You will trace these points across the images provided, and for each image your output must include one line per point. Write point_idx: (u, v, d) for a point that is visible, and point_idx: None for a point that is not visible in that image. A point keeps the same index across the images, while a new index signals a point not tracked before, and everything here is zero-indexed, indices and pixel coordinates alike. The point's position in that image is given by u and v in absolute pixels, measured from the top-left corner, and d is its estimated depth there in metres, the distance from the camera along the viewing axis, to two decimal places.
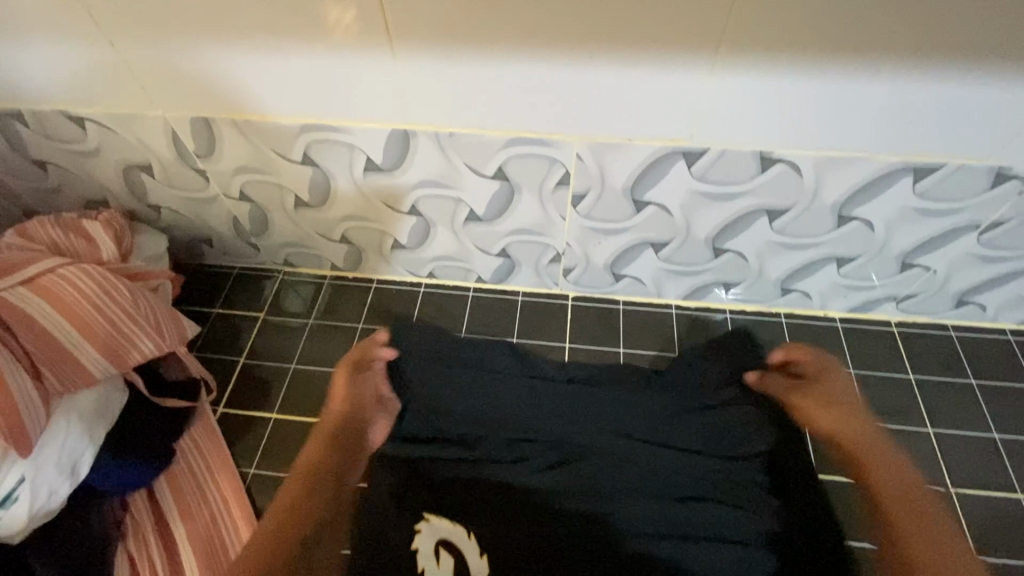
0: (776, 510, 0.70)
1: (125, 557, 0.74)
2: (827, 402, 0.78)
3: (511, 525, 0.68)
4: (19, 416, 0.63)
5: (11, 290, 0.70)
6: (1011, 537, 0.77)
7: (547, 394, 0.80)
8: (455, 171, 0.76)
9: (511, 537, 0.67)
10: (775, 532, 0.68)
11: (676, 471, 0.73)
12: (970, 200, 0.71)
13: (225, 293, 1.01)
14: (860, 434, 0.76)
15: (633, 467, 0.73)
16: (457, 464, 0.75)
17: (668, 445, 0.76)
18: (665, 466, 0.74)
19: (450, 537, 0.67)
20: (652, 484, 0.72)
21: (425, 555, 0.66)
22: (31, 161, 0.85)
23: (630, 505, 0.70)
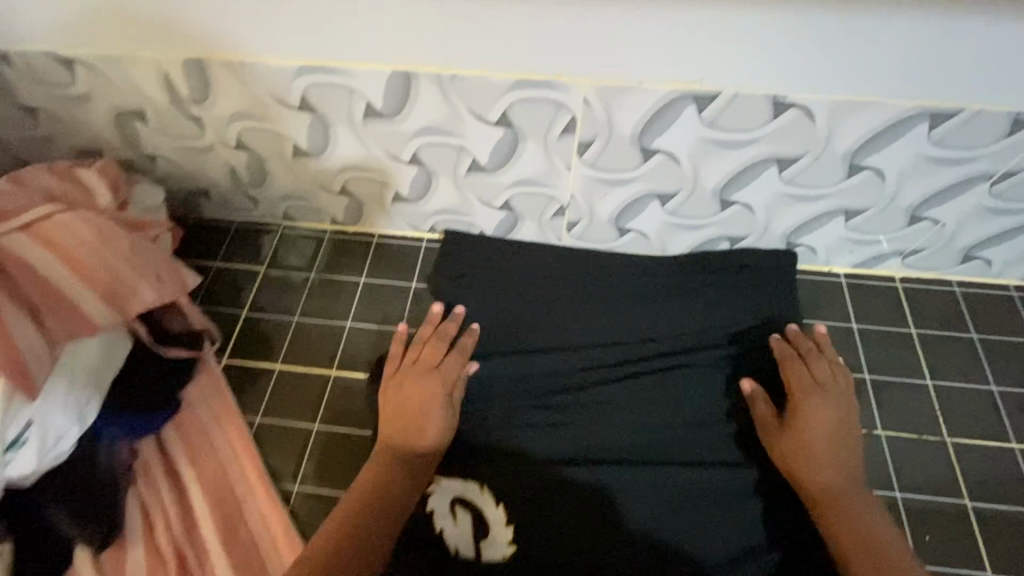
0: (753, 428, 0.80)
1: (137, 501, 0.75)
2: (818, 390, 0.76)
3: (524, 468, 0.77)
4: (22, 361, 0.63)
5: (9, 236, 0.69)
6: (1002, 484, 0.78)
7: (561, 359, 0.85)
8: (458, 117, 0.74)
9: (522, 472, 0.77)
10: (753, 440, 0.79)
11: (661, 417, 0.81)
12: (985, 149, 0.70)
13: (225, 247, 1.00)
14: (844, 427, 0.73)
15: (621, 416, 0.81)
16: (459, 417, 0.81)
17: (656, 395, 0.82)
18: (644, 401, 0.82)
19: (465, 496, 0.75)
20: (636, 416, 0.81)
21: (442, 515, 0.74)
22: (18, 106, 0.83)
23: (615, 444, 0.80)
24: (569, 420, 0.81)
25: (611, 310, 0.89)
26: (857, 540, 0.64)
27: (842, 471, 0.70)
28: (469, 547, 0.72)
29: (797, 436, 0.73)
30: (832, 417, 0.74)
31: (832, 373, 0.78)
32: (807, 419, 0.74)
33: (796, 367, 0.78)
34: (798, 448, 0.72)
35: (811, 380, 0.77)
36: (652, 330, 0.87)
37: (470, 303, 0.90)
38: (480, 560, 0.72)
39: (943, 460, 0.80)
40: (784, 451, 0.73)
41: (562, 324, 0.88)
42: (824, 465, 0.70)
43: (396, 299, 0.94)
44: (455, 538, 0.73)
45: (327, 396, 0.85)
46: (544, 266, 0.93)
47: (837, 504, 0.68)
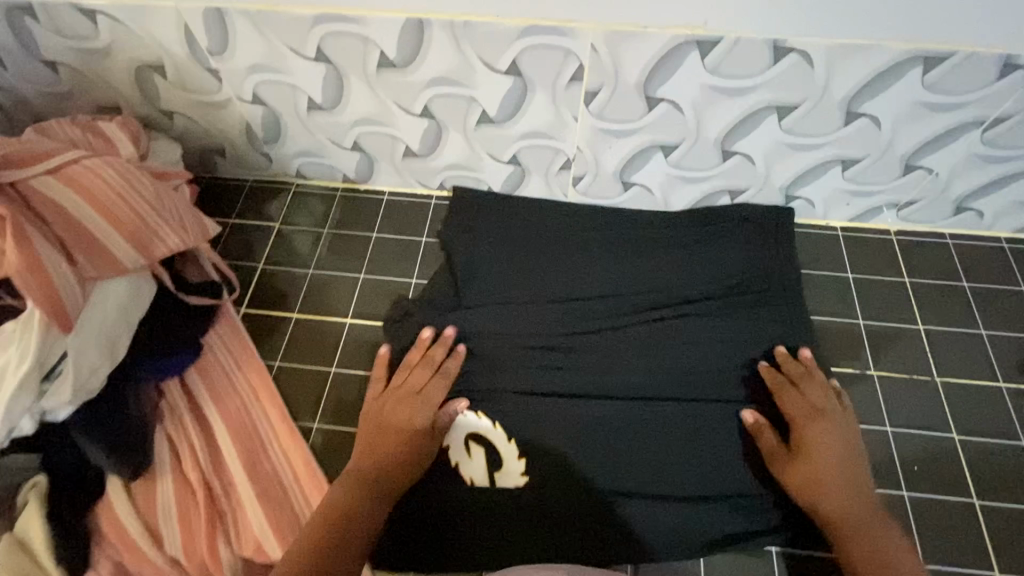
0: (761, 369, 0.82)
1: (164, 437, 0.79)
2: (823, 412, 0.74)
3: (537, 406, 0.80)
4: (59, 298, 0.67)
5: (37, 178, 0.71)
6: (990, 419, 0.82)
7: (568, 307, 0.87)
8: (469, 65, 0.76)
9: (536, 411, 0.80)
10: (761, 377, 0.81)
11: (671, 360, 0.83)
12: (976, 94, 0.73)
13: (239, 205, 1.02)
14: (850, 446, 0.72)
15: (630, 359, 0.83)
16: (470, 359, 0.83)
17: (662, 340, 0.84)
18: (652, 342, 0.84)
19: (479, 431, 0.79)
20: (645, 357, 0.83)
21: (457, 451, 0.78)
22: (41, 61, 0.85)
23: (625, 382, 0.82)
24: (580, 360, 0.83)
25: (618, 261, 0.91)
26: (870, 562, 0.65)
27: (856, 492, 0.69)
28: (485, 477, 0.76)
29: (801, 463, 0.72)
30: (839, 439, 0.72)
31: (823, 393, 0.76)
32: (808, 437, 0.73)
33: (784, 396, 0.76)
34: (807, 476, 0.71)
35: (813, 404, 0.75)
36: (657, 280, 0.89)
37: (478, 255, 0.92)
38: (496, 489, 0.76)
39: (933, 398, 0.84)
40: (795, 479, 0.71)
41: (569, 274, 0.90)
42: (832, 491, 0.69)
43: (407, 253, 0.97)
44: (471, 470, 0.77)
45: (343, 341, 0.89)
46: (552, 220, 0.95)
47: (849, 532, 0.67)
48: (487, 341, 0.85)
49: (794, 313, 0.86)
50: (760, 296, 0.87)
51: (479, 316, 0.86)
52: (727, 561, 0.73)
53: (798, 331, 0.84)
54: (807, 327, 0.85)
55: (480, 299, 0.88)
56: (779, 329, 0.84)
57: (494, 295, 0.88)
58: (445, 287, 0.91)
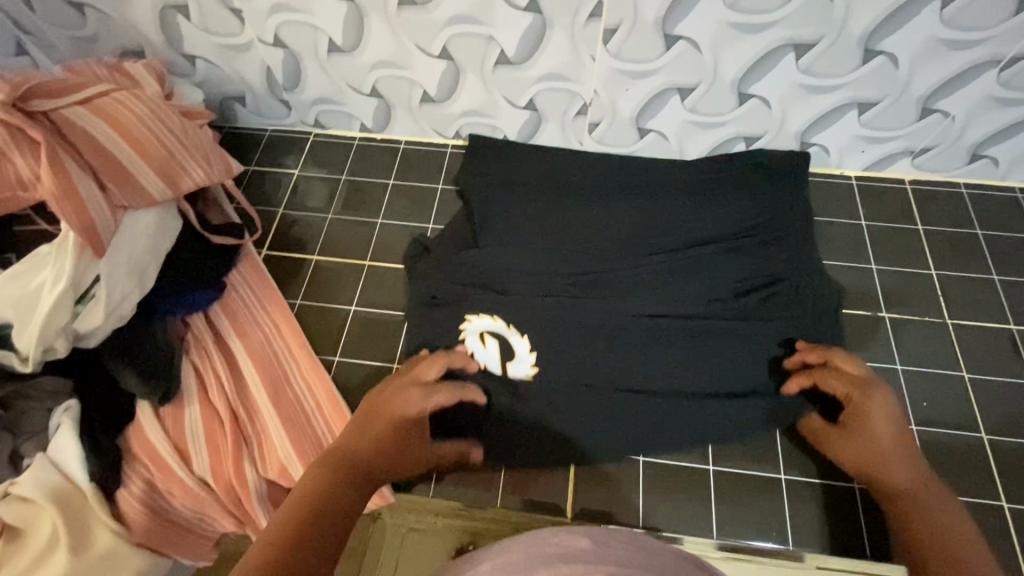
0: (776, 305, 0.82)
1: (191, 368, 0.81)
2: (864, 387, 0.71)
3: (554, 336, 0.82)
4: (93, 223, 0.69)
5: (69, 108, 0.73)
6: (1001, 361, 0.83)
7: (587, 246, 0.89)
8: (488, 2, 0.77)
9: (557, 338, 0.82)
10: (775, 313, 0.82)
11: (685, 297, 0.84)
12: (991, 30, 0.74)
13: (258, 154, 1.04)
14: (895, 420, 0.68)
15: (645, 296, 0.84)
16: (487, 293, 0.85)
17: (677, 280, 0.85)
18: (667, 280, 0.85)
19: (494, 329, 0.82)
20: (662, 294, 0.84)
21: (473, 343, 0.81)
22: (69, 3, 0.87)
23: (640, 316, 0.83)
24: (595, 297, 0.84)
25: (636, 204, 0.92)
26: (937, 542, 0.58)
27: (914, 464, 0.66)
28: (498, 365, 0.80)
29: (851, 444, 0.69)
30: (886, 424, 0.68)
31: (860, 366, 0.74)
32: (868, 419, 0.69)
33: (821, 382, 0.73)
34: (855, 454, 0.69)
35: (854, 380, 0.72)
36: (675, 223, 0.90)
37: (497, 197, 0.93)
38: (507, 375, 0.80)
39: (945, 340, 0.85)
40: (849, 459, 0.69)
41: (588, 217, 0.91)
42: (887, 467, 0.66)
43: (424, 199, 0.99)
44: (484, 359, 0.81)
45: (362, 282, 0.91)
46: (570, 165, 0.96)
47: (909, 514, 0.63)
48: (505, 279, 0.86)
49: (807, 254, 0.87)
50: (772, 236, 0.88)
51: (495, 253, 0.88)
52: (739, 489, 0.75)
53: (812, 271, 0.85)
54: (820, 268, 0.86)
55: (500, 237, 0.90)
56: (795, 270, 0.85)
57: (514, 233, 0.90)
58: (463, 229, 0.93)
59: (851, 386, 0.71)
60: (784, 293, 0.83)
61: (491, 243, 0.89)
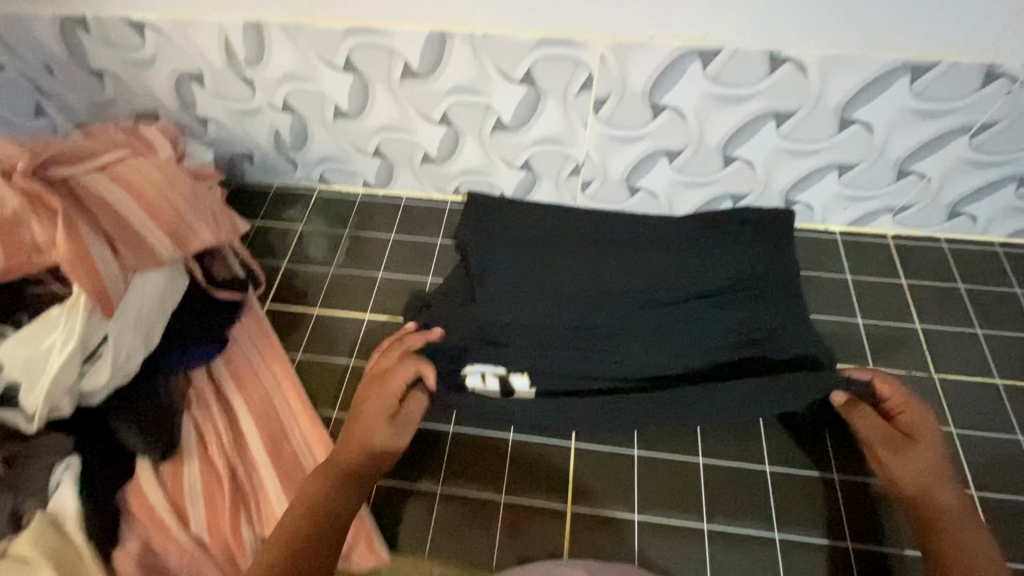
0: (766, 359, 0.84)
1: (192, 425, 0.82)
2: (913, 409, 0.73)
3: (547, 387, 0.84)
4: (103, 284, 0.71)
5: (86, 175, 0.77)
6: (989, 415, 0.84)
7: (580, 301, 0.91)
8: (486, 75, 0.82)
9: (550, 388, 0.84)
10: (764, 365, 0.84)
11: (676, 350, 0.86)
12: (960, 102, 0.78)
13: (264, 209, 1.07)
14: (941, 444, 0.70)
15: (636, 348, 0.86)
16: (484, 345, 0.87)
17: (667, 332, 0.87)
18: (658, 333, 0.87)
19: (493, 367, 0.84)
20: (654, 346, 0.86)
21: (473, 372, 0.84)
22: (88, 72, 0.92)
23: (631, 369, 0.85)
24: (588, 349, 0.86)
25: (625, 257, 0.95)
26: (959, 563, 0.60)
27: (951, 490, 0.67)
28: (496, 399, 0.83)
29: (912, 453, 0.69)
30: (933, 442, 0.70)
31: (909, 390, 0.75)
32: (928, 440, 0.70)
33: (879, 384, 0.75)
34: (908, 467, 0.69)
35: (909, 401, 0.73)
36: (666, 277, 0.93)
37: (491, 251, 0.97)
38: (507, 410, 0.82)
39: (933, 394, 0.86)
40: (897, 467, 0.69)
41: (582, 270, 0.94)
42: (934, 482, 0.67)
43: (423, 254, 1.02)
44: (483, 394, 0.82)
45: (362, 335, 0.93)
46: (564, 219, 1.00)
47: (938, 529, 0.64)
48: (503, 331, 0.88)
49: (796, 309, 0.89)
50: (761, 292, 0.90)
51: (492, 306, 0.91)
52: (735, 549, 0.75)
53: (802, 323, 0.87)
54: (809, 323, 0.88)
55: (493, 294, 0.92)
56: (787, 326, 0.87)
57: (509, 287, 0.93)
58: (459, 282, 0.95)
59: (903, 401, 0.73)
60: (772, 346, 0.85)
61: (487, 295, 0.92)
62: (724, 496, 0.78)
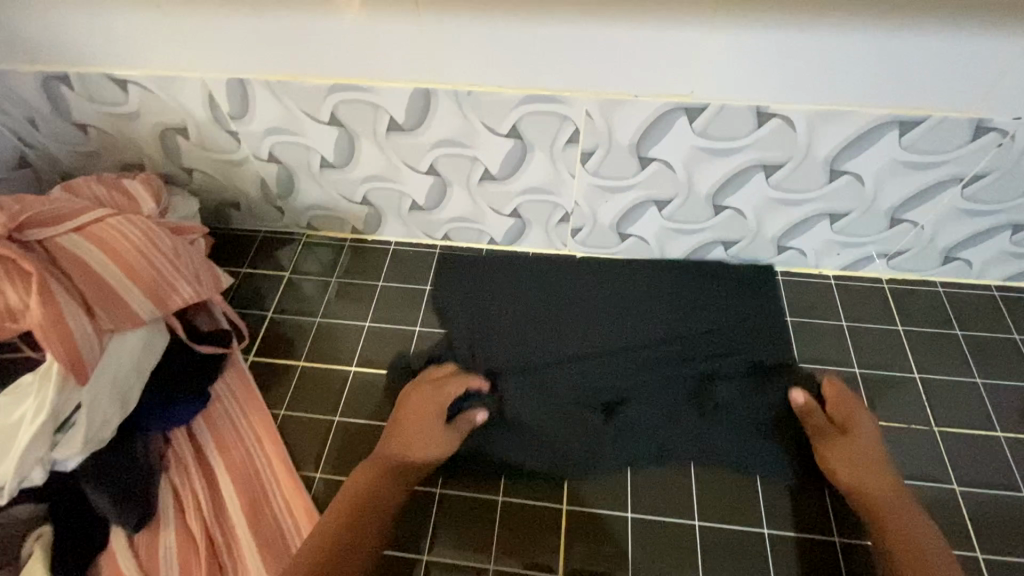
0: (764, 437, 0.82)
1: (169, 489, 0.80)
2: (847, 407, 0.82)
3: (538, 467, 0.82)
4: (78, 350, 0.70)
5: (65, 236, 0.75)
6: (992, 471, 0.82)
7: (559, 372, 0.89)
8: (473, 129, 0.81)
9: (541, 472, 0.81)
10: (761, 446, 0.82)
11: (670, 429, 0.84)
12: (950, 154, 0.77)
13: (250, 256, 1.06)
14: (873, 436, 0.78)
15: (629, 423, 0.84)
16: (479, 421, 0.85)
17: (661, 406, 0.85)
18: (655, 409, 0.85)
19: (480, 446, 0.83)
20: (648, 423, 0.84)
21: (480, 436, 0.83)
22: (72, 124, 0.91)
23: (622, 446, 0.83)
24: (581, 426, 0.84)
25: (598, 319, 0.95)
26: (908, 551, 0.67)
27: (884, 472, 0.75)
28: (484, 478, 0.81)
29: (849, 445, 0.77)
30: (870, 432, 0.78)
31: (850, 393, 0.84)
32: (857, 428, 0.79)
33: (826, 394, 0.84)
34: (852, 461, 0.76)
35: (844, 401, 0.82)
36: (641, 336, 0.93)
37: (461, 325, 0.95)
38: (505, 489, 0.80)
39: (933, 447, 0.84)
40: (837, 459, 0.76)
41: (561, 336, 0.93)
42: (869, 473, 0.74)
43: (411, 301, 1.00)
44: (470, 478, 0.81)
45: (347, 390, 0.90)
46: (535, 281, 0.99)
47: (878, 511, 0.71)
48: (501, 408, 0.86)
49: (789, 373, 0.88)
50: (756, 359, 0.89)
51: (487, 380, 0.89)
52: None
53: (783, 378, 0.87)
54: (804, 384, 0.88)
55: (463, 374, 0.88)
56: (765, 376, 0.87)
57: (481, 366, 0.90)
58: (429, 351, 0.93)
59: (842, 403, 0.82)
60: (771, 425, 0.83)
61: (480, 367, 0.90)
62: (721, 562, 0.75)
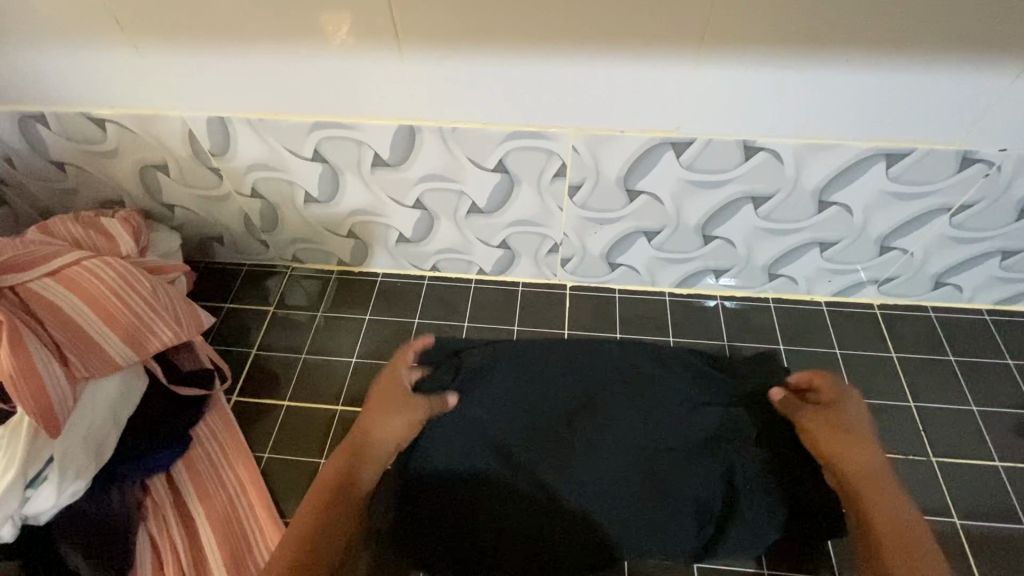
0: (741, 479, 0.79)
1: (147, 540, 0.77)
2: (840, 427, 0.76)
3: (500, 518, 0.78)
4: (49, 400, 0.67)
5: (37, 281, 0.74)
6: (992, 504, 0.80)
7: (557, 489, 0.79)
8: (458, 164, 0.80)
9: (505, 524, 0.77)
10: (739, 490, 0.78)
11: (638, 470, 0.80)
12: (938, 184, 0.77)
13: (234, 290, 1.04)
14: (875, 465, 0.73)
15: (596, 467, 0.80)
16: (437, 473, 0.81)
17: (628, 447, 0.82)
18: (623, 450, 0.81)
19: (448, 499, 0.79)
20: (615, 467, 0.80)
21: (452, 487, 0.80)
22: (49, 162, 0.89)
23: (589, 492, 0.79)
24: (541, 473, 0.80)
25: (600, 429, 0.83)
26: None
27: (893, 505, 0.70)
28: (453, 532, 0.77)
29: (858, 443, 0.75)
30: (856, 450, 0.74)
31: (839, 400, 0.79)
32: (844, 410, 0.78)
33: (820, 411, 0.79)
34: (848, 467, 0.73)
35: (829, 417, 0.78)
36: (620, 417, 0.84)
37: (430, 446, 0.82)
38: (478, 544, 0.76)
39: (932, 480, 0.82)
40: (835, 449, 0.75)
41: (524, 392, 0.86)
42: (853, 462, 0.73)
43: (398, 335, 0.98)
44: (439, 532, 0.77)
45: (334, 429, 0.88)
46: (505, 366, 0.89)
47: (871, 512, 0.70)
48: (456, 455, 0.82)
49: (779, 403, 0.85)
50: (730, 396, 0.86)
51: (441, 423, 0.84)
52: None
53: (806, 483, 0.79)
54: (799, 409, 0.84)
55: (446, 508, 0.79)
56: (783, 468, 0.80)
57: (464, 501, 0.79)
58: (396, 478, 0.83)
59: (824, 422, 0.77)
60: (748, 465, 0.80)
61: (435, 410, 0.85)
62: None
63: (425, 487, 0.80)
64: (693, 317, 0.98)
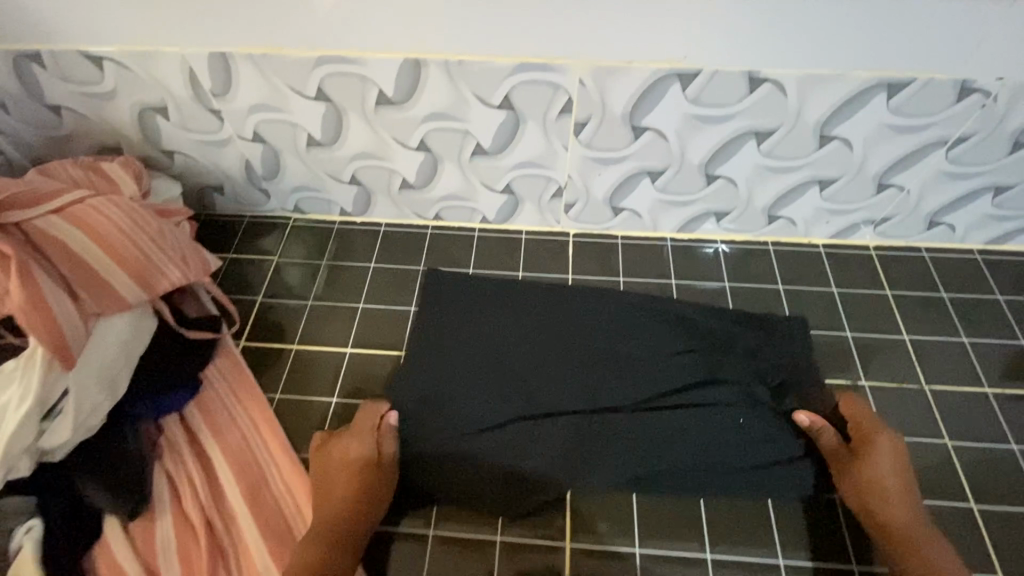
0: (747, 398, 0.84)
1: (163, 476, 0.78)
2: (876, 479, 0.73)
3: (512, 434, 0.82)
4: (62, 335, 0.68)
5: (42, 218, 0.73)
6: (983, 427, 0.84)
7: (568, 407, 0.84)
8: (463, 102, 0.80)
9: (514, 442, 0.81)
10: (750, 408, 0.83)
11: (644, 391, 0.85)
12: (935, 116, 0.78)
13: (237, 241, 1.03)
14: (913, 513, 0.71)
15: (603, 390, 0.85)
16: (449, 398, 0.84)
17: (635, 372, 0.87)
18: (631, 375, 0.86)
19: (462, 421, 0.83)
20: (622, 394, 0.85)
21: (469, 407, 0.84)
22: (44, 106, 0.87)
23: (600, 404, 0.84)
24: (551, 395, 0.85)
25: (607, 356, 0.88)
26: None
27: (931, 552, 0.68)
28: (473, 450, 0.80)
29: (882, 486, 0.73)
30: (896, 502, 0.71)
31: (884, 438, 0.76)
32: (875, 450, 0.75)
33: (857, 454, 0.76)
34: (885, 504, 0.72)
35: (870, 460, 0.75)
36: (626, 348, 0.89)
37: (440, 374, 0.87)
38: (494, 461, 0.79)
39: (925, 407, 0.85)
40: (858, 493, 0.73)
41: (533, 328, 0.92)
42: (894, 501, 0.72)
43: (403, 282, 0.98)
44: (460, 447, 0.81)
45: (343, 373, 0.88)
46: (521, 304, 0.94)
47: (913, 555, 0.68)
48: (464, 382, 0.86)
49: (778, 333, 0.90)
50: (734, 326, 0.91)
51: (451, 353, 0.89)
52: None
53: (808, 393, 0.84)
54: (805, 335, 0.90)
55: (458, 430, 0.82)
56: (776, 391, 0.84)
57: (482, 426, 0.82)
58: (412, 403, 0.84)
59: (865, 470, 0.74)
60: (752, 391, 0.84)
61: (447, 340, 0.90)
62: (722, 525, 0.75)
63: (440, 410, 0.84)
64: (695, 261, 0.99)
